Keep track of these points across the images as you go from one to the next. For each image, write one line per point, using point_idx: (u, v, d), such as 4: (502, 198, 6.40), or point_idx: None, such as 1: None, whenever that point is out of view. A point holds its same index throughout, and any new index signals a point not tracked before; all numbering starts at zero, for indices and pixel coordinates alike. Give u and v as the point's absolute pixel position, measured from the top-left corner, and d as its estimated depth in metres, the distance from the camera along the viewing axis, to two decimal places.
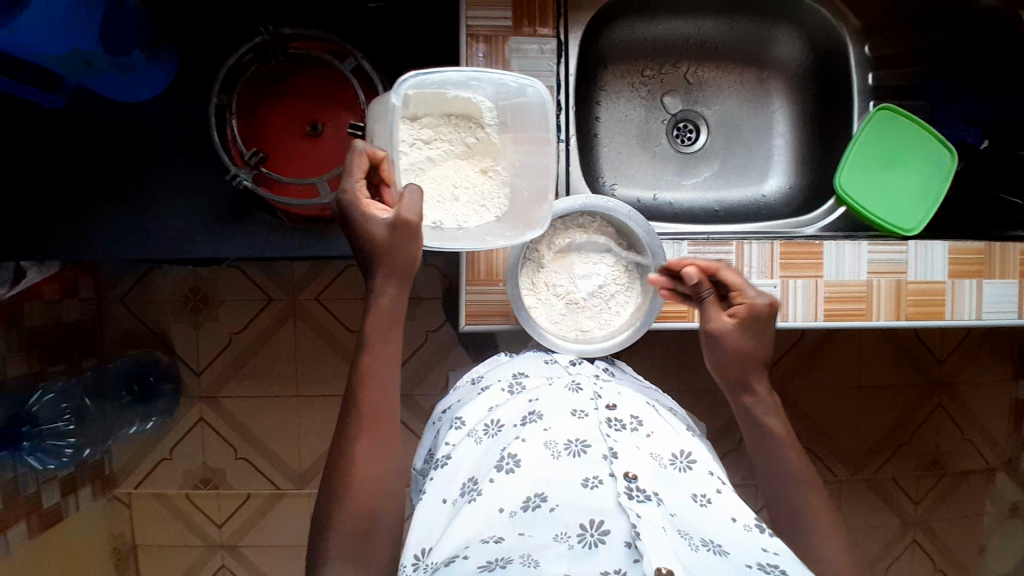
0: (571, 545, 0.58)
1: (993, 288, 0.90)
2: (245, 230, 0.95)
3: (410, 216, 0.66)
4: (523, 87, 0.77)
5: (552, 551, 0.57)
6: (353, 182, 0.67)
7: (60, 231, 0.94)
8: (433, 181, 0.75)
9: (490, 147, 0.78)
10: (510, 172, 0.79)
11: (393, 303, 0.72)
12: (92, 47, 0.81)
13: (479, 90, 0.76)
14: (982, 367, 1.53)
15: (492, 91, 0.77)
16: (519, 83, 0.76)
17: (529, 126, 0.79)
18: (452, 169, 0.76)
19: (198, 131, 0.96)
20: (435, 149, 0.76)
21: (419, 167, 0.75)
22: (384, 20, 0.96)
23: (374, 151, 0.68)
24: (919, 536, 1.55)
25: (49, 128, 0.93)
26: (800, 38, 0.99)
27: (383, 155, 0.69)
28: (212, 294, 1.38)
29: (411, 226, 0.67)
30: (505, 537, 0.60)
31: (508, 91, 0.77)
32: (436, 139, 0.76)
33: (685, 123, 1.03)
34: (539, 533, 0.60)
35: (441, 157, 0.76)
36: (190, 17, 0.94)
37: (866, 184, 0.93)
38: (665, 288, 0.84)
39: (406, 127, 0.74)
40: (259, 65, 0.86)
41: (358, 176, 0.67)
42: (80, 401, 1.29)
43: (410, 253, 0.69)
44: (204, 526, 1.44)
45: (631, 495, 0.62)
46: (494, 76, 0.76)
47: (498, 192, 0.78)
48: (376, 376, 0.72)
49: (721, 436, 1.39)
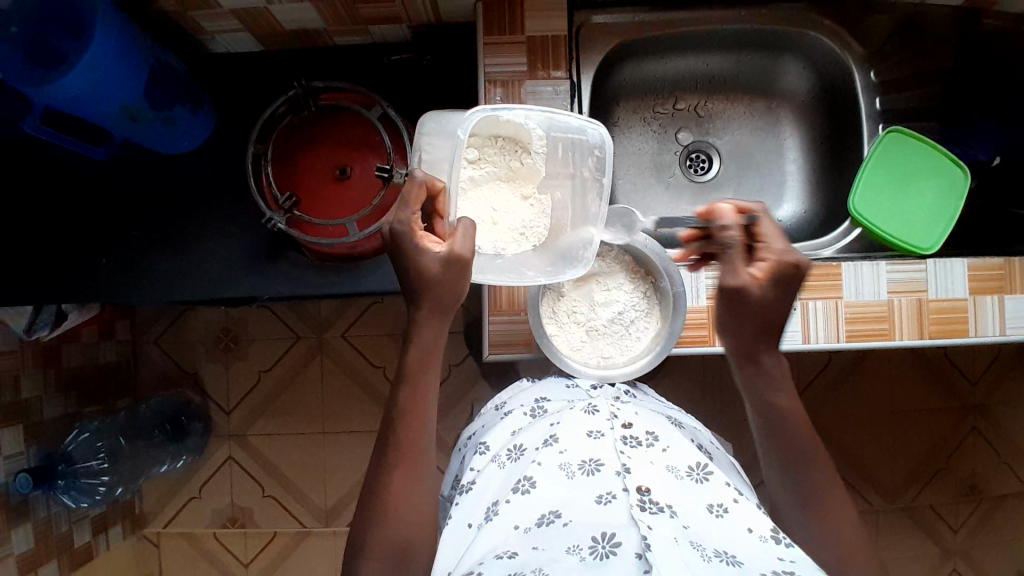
0: (582, 557, 0.59)
1: (1015, 304, 0.90)
2: (276, 271, 0.99)
3: (463, 251, 0.68)
4: (580, 127, 0.79)
5: (563, 564, 0.58)
6: (408, 213, 0.68)
7: (103, 276, 0.99)
8: (478, 201, 0.79)
9: (532, 173, 0.81)
10: (551, 201, 0.82)
11: (437, 334, 0.73)
12: (138, 102, 0.88)
13: (531, 119, 0.78)
14: (1016, 387, 1.49)
15: (548, 125, 0.79)
16: (575, 123, 0.79)
17: (579, 163, 0.81)
18: (493, 191, 0.80)
19: (233, 179, 1.01)
20: (481, 170, 0.80)
21: (464, 186, 0.79)
22: (406, 70, 1.01)
23: (431, 183, 0.70)
24: (961, 565, 1.50)
25: (97, 181, 1.00)
26: (806, 71, 1.02)
27: (441, 187, 0.71)
28: (242, 334, 1.43)
29: (464, 261, 0.69)
30: (520, 552, 0.61)
31: (562, 126, 0.79)
32: (481, 160, 0.80)
33: (697, 154, 1.06)
34: (551, 546, 0.61)
35: (484, 178, 0.80)
36: (226, 74, 1.01)
37: (879, 205, 0.94)
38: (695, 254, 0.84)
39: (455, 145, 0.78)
40: (292, 116, 0.92)
41: (414, 207, 0.68)
42: (115, 439, 1.33)
43: (456, 288, 0.71)
44: (231, 565, 1.45)
45: (643, 507, 0.63)
46: (550, 112, 0.78)
47: (538, 221, 0.81)
48: (408, 407, 0.73)
49: (750, 464, 1.37)
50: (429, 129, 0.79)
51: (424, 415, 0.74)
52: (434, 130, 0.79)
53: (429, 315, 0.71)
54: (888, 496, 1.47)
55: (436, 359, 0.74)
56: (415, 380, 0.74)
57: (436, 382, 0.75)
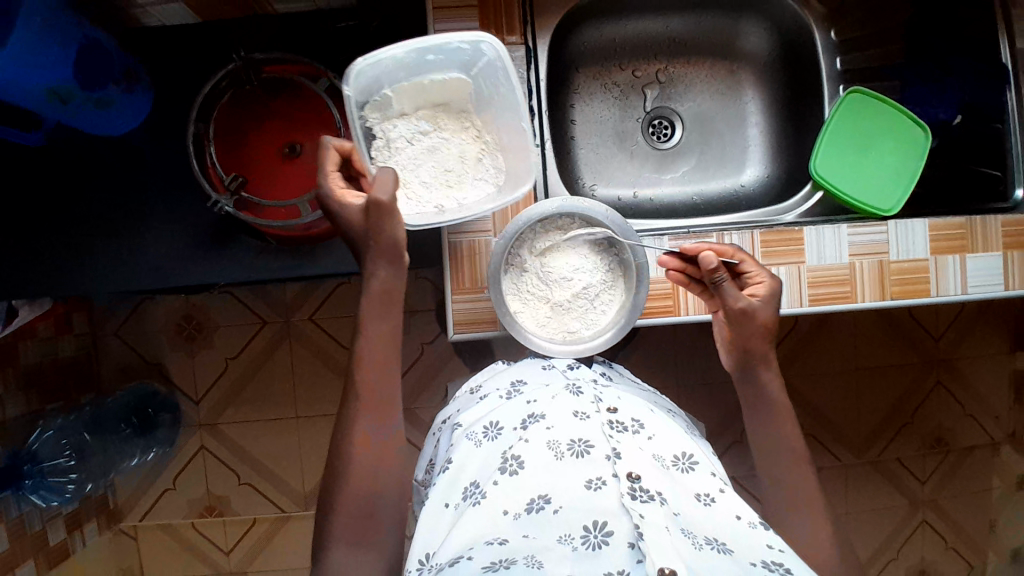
0: (574, 547, 0.59)
1: (976, 261, 0.90)
2: (232, 256, 0.95)
3: (381, 195, 0.67)
4: (476, 42, 0.75)
5: (556, 553, 0.58)
6: (326, 177, 0.72)
7: (49, 271, 0.95)
8: (427, 170, 0.79)
9: (492, 122, 0.81)
10: (498, 138, 0.81)
11: (393, 326, 0.75)
12: (67, 84, 0.82)
13: (419, 72, 0.77)
14: (978, 341, 1.53)
15: (452, 64, 0.78)
16: (468, 37, 0.74)
17: (498, 81, 0.78)
18: (455, 140, 0.80)
19: (177, 162, 0.96)
20: (431, 139, 0.79)
21: (417, 161, 0.78)
22: (355, 38, 0.97)
23: (342, 145, 0.74)
24: (929, 516, 1.55)
25: (32, 169, 0.94)
26: (766, 31, 1.00)
27: (350, 147, 0.74)
28: (206, 321, 1.39)
29: (382, 205, 0.67)
30: (510, 538, 0.61)
31: (466, 57, 0.77)
32: (433, 127, 0.80)
33: (660, 121, 1.04)
34: (543, 535, 0.61)
35: (444, 135, 0.80)
36: (166, 48, 0.96)
37: (843, 166, 0.93)
38: (677, 271, 0.85)
39: (401, 124, 0.78)
40: (234, 91, 0.87)
41: (331, 170, 0.72)
42: (80, 436, 1.29)
43: (398, 251, 0.72)
44: (213, 554, 1.44)
45: (634, 495, 0.62)
46: (443, 44, 0.75)
47: (489, 165, 0.81)
48: (371, 400, 0.74)
49: (721, 431, 1.41)
50: (373, 119, 0.78)
51: (389, 402, 0.75)
52: (380, 120, 0.78)
53: (387, 296, 0.73)
54: (857, 452, 1.51)
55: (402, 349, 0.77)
56: (384, 373, 0.75)
57: (399, 321, 0.76)
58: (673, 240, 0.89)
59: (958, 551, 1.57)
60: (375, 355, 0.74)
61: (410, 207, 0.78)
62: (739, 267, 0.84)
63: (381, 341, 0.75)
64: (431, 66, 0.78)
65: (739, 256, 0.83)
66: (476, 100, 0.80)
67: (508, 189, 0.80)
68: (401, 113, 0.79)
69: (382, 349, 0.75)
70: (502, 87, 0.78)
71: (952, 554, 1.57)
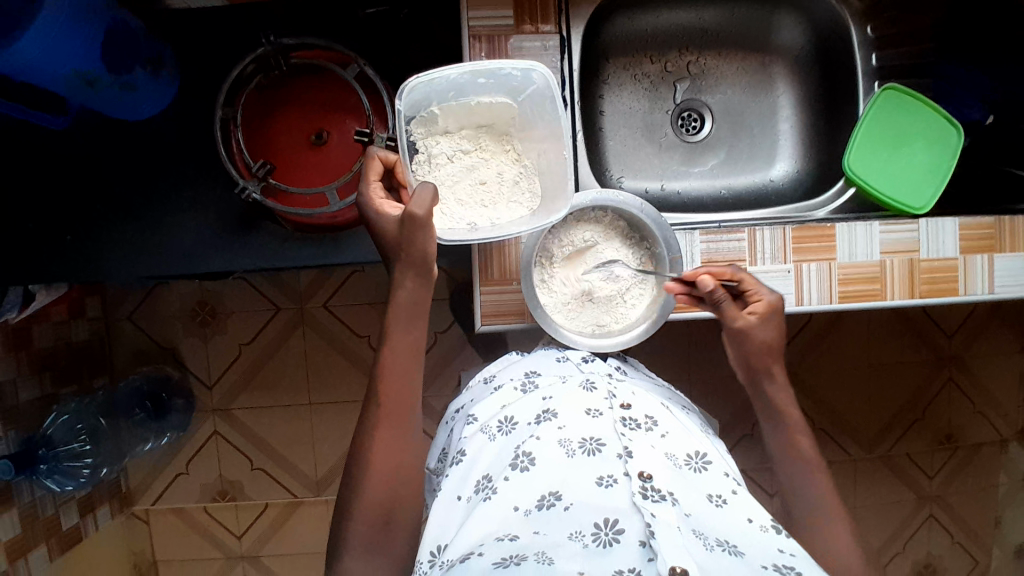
0: (585, 544, 0.57)
1: (1005, 262, 0.89)
2: (254, 242, 0.94)
3: (415, 209, 0.68)
4: (527, 70, 0.76)
5: (566, 550, 0.57)
6: (367, 186, 0.74)
7: (68, 255, 0.94)
8: (464, 189, 0.78)
9: (533, 145, 0.80)
10: (537, 160, 0.80)
11: (419, 320, 0.75)
12: (94, 68, 0.80)
13: (465, 92, 0.77)
14: (990, 339, 1.53)
15: (500, 88, 0.78)
16: (520, 65, 0.75)
17: (548, 113, 0.78)
18: (494, 162, 0.79)
19: (199, 146, 0.95)
20: (471, 158, 0.79)
21: (456, 178, 0.78)
22: (382, 24, 0.95)
23: (388, 157, 0.75)
24: (936, 511, 1.56)
25: (52, 151, 0.93)
26: (803, 25, 0.98)
27: (395, 159, 0.75)
28: (220, 307, 1.38)
29: (416, 219, 0.69)
30: (520, 535, 0.59)
31: (515, 83, 0.78)
32: (475, 148, 0.79)
33: (689, 113, 1.03)
34: (553, 531, 0.59)
35: (484, 157, 0.79)
36: (189, 29, 0.93)
37: (874, 168, 0.92)
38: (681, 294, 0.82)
39: (444, 141, 0.78)
40: (261, 76, 0.85)
41: (371, 180, 0.74)
42: (95, 420, 1.29)
43: (433, 255, 0.72)
44: (224, 539, 1.44)
45: (646, 495, 0.61)
46: (495, 68, 0.76)
47: (525, 187, 0.79)
48: (400, 394, 0.74)
49: (732, 424, 1.41)
50: (417, 134, 0.78)
51: (414, 396, 0.75)
52: (424, 135, 0.78)
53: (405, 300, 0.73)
54: (867, 447, 1.52)
55: (422, 342, 0.76)
56: (411, 365, 0.75)
57: (423, 332, 0.76)
58: (704, 235, 0.87)
59: (964, 546, 1.58)
60: (402, 347, 0.74)
61: (443, 222, 0.77)
62: (740, 287, 0.82)
63: (407, 336, 0.75)
64: (479, 89, 0.78)
65: (738, 277, 0.82)
66: (519, 124, 0.80)
67: (542, 213, 0.78)
68: (445, 131, 0.79)
69: (410, 343, 0.75)
70: (553, 115, 0.77)
71: (958, 549, 1.58)
